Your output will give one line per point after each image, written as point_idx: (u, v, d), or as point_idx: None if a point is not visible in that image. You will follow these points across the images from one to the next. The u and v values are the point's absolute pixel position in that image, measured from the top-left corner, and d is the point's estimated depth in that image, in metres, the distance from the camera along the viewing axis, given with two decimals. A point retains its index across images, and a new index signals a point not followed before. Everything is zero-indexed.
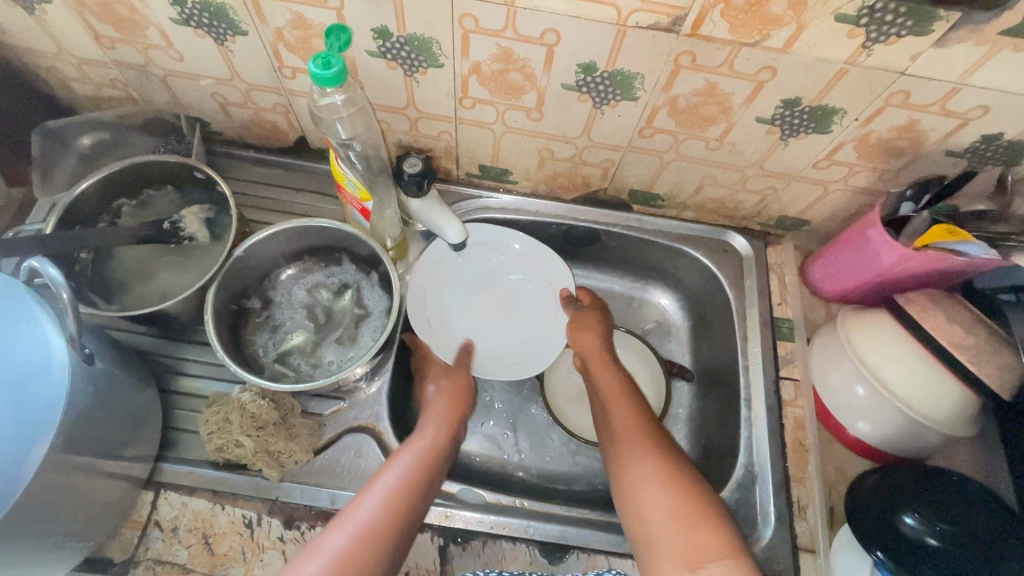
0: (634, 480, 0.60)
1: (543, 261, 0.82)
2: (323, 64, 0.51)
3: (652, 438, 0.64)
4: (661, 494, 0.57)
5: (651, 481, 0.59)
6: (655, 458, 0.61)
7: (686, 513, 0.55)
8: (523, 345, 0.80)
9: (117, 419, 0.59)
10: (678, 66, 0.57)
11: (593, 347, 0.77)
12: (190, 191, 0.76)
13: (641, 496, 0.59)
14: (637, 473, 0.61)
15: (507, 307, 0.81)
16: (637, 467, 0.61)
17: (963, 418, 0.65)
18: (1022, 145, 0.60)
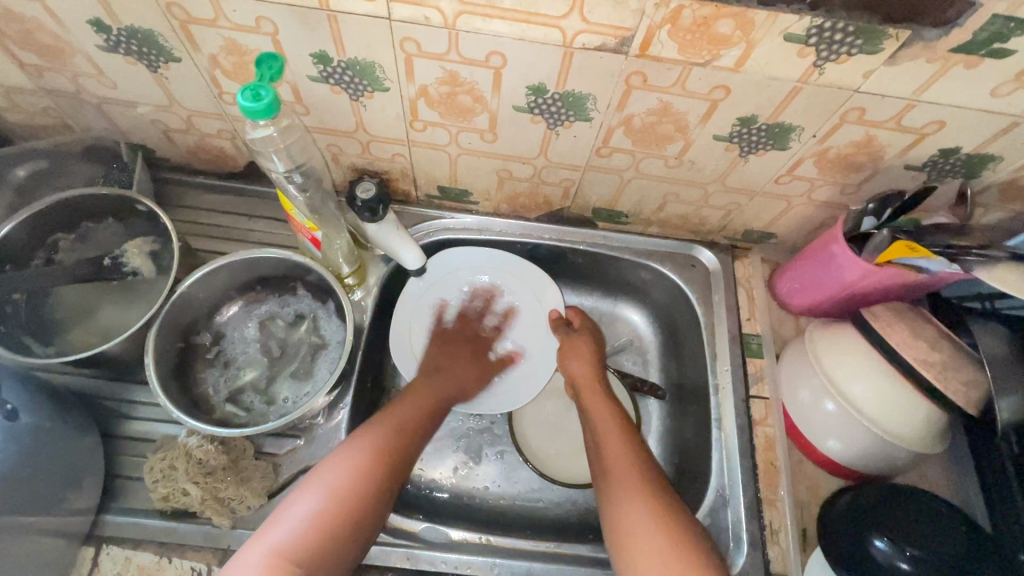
0: (624, 524, 0.57)
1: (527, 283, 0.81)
2: (252, 96, 0.48)
3: (647, 482, 0.60)
4: (656, 550, 0.54)
5: (646, 533, 0.56)
6: (649, 506, 0.58)
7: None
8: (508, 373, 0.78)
9: (49, 475, 0.55)
10: (629, 87, 0.55)
11: (588, 374, 0.74)
12: (133, 223, 0.72)
13: (633, 548, 0.55)
14: (628, 516, 0.57)
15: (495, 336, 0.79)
16: (629, 512, 0.58)
17: (932, 434, 0.64)
18: (979, 159, 0.59)
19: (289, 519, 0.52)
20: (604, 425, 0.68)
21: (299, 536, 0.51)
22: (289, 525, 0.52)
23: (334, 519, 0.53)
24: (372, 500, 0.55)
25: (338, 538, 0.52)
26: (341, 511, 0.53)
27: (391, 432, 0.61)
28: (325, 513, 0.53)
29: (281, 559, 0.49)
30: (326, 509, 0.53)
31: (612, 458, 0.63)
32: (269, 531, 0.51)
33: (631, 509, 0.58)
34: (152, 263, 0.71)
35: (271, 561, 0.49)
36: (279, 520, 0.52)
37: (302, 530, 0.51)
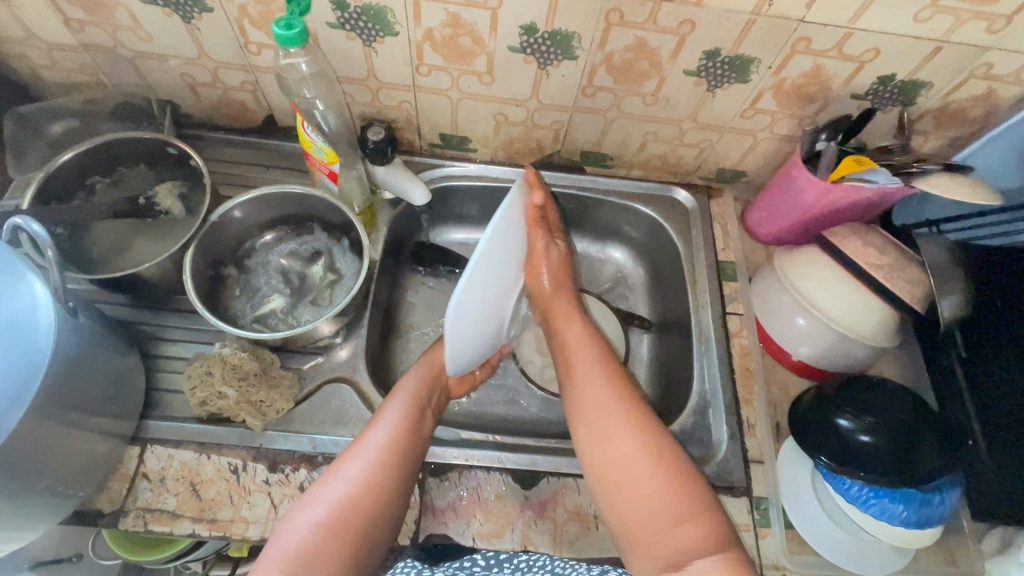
0: (612, 458, 0.59)
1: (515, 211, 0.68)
2: (285, 26, 0.56)
3: (637, 414, 0.62)
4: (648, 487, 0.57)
5: (633, 468, 0.58)
6: (636, 441, 0.59)
7: (676, 514, 0.55)
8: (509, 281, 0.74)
9: (104, 375, 0.61)
10: (609, 23, 0.64)
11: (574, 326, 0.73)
12: (164, 168, 0.79)
13: (620, 481, 0.58)
14: (618, 451, 0.59)
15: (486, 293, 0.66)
16: (614, 447, 0.60)
17: (885, 331, 0.73)
18: (913, 85, 0.69)
19: (339, 481, 0.59)
20: (579, 357, 0.69)
21: (350, 496, 0.57)
22: (342, 485, 0.58)
23: (381, 485, 0.59)
24: (412, 470, 0.62)
25: (385, 502, 0.58)
26: (388, 481, 0.59)
27: (406, 420, 0.64)
28: (374, 478, 0.59)
29: (335, 522, 0.56)
30: (373, 473, 0.59)
31: (585, 390, 0.65)
32: (320, 492, 0.57)
33: (615, 445, 0.60)
34: (182, 205, 0.77)
35: (328, 519, 0.56)
36: (329, 482, 0.58)
37: (354, 493, 0.58)
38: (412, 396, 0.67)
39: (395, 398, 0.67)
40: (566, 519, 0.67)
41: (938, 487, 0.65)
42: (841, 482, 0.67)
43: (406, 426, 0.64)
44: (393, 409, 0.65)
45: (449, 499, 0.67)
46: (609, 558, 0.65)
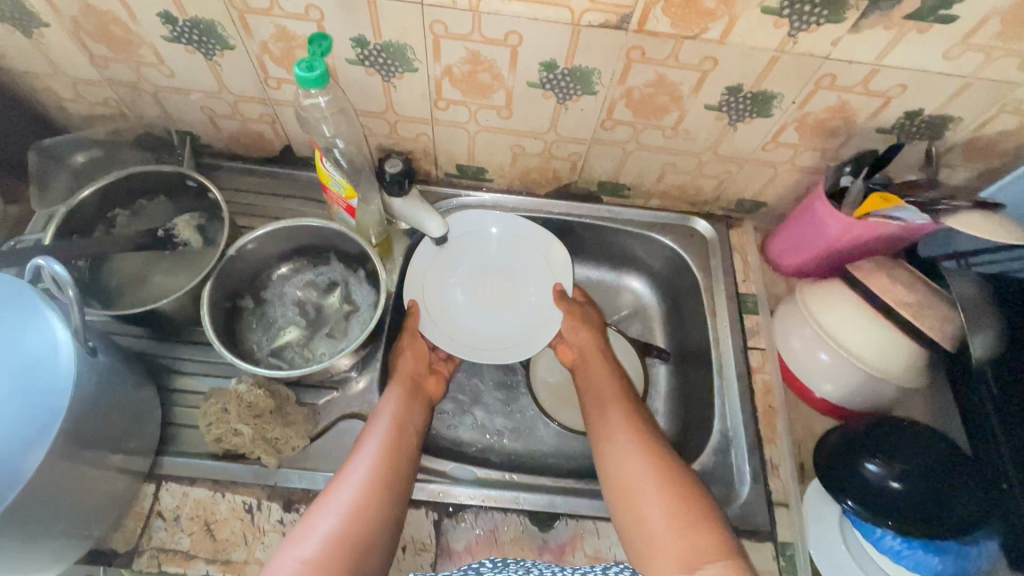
0: (626, 479, 0.63)
1: (541, 250, 0.86)
2: (307, 67, 0.56)
3: (647, 439, 0.66)
4: (657, 497, 0.60)
5: (645, 487, 0.61)
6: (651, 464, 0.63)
7: (681, 510, 0.58)
8: (498, 345, 0.82)
9: (121, 413, 0.61)
10: (630, 60, 0.63)
11: (592, 342, 0.80)
12: (183, 200, 0.79)
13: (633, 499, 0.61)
14: (631, 470, 0.63)
15: (493, 297, 0.85)
16: (631, 467, 0.64)
17: (913, 370, 0.71)
18: (940, 120, 0.67)
19: (328, 514, 0.58)
20: (603, 396, 0.74)
21: (341, 529, 0.57)
22: (331, 518, 0.58)
23: (368, 511, 0.59)
24: (399, 496, 0.62)
25: (376, 529, 0.58)
26: (375, 505, 0.59)
27: (389, 448, 0.65)
28: (360, 508, 0.59)
29: (325, 558, 0.54)
30: (360, 501, 0.59)
31: (610, 423, 0.70)
32: (310, 528, 0.56)
33: (631, 467, 0.64)
34: (200, 236, 0.77)
35: (323, 551, 0.54)
36: (317, 517, 0.58)
37: (343, 522, 0.57)
38: (391, 423, 0.68)
39: (374, 425, 0.68)
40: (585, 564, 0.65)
41: (974, 539, 0.62)
42: (872, 531, 0.65)
43: (390, 453, 0.65)
44: (374, 438, 0.66)
45: (466, 542, 0.65)
46: None
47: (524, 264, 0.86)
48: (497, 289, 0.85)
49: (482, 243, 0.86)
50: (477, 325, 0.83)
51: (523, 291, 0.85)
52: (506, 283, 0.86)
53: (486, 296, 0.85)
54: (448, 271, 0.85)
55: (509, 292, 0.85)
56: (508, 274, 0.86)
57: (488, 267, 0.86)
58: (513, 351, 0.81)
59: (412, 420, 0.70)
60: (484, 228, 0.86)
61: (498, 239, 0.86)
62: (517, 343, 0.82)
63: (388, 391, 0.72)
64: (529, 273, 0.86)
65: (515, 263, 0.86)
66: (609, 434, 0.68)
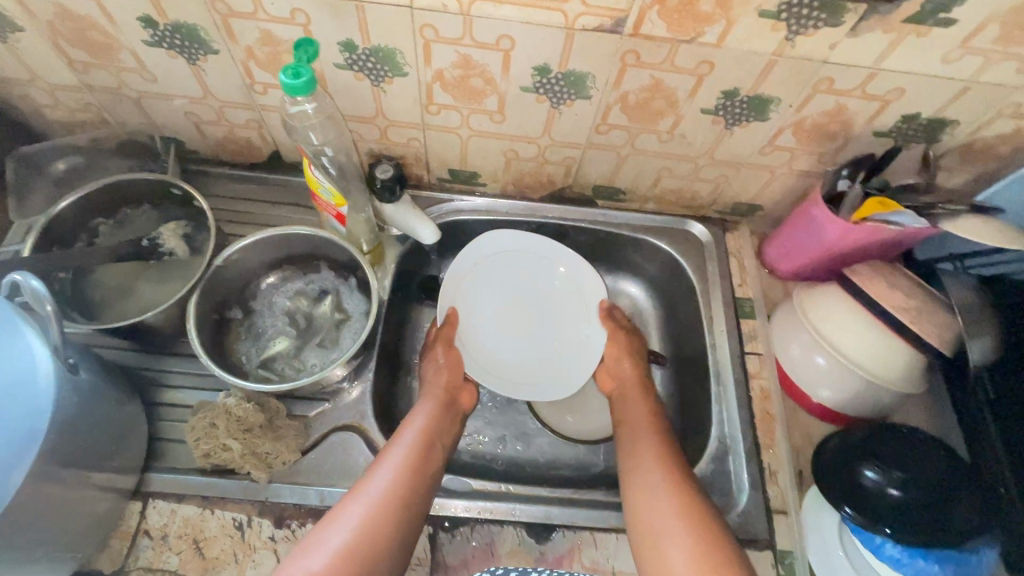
0: (651, 506, 0.61)
1: (581, 288, 0.86)
2: (293, 74, 0.54)
3: (672, 468, 0.65)
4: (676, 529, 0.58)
5: (663, 516, 0.60)
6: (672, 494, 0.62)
7: (702, 554, 0.56)
8: (535, 380, 0.81)
9: (104, 430, 0.59)
10: (625, 64, 0.62)
11: (632, 373, 0.79)
12: (168, 208, 0.77)
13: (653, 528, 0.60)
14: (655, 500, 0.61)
15: (530, 331, 0.84)
16: (649, 496, 0.62)
17: (912, 376, 0.70)
18: (938, 124, 0.66)
19: (339, 528, 0.56)
20: (634, 422, 0.72)
21: (350, 545, 0.55)
22: (342, 533, 0.56)
23: (379, 532, 0.56)
24: (413, 518, 0.59)
25: (384, 551, 0.56)
26: (387, 525, 0.57)
27: (410, 463, 0.63)
28: (372, 525, 0.56)
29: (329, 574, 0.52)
30: (372, 519, 0.57)
31: (639, 448, 0.68)
32: (320, 542, 0.55)
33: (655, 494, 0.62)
34: (186, 245, 0.75)
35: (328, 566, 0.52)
36: (329, 530, 0.56)
37: (355, 536, 0.55)
38: (416, 440, 0.66)
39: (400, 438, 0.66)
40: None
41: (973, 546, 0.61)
42: (871, 539, 0.64)
43: (411, 470, 0.62)
44: (397, 454, 0.64)
45: (462, 556, 0.64)
46: None
47: (562, 303, 0.86)
48: (528, 320, 0.85)
49: (524, 271, 0.86)
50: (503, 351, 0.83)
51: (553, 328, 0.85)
52: (544, 320, 0.85)
53: (523, 330, 0.85)
54: (484, 301, 0.85)
55: (547, 329, 0.85)
56: (547, 312, 0.86)
57: (527, 301, 0.86)
58: (534, 386, 0.80)
59: (439, 441, 0.68)
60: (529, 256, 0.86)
61: (535, 271, 0.87)
62: (537, 380, 0.81)
63: (419, 407, 0.71)
64: (567, 312, 0.86)
65: (553, 303, 0.86)
66: (637, 460, 0.67)
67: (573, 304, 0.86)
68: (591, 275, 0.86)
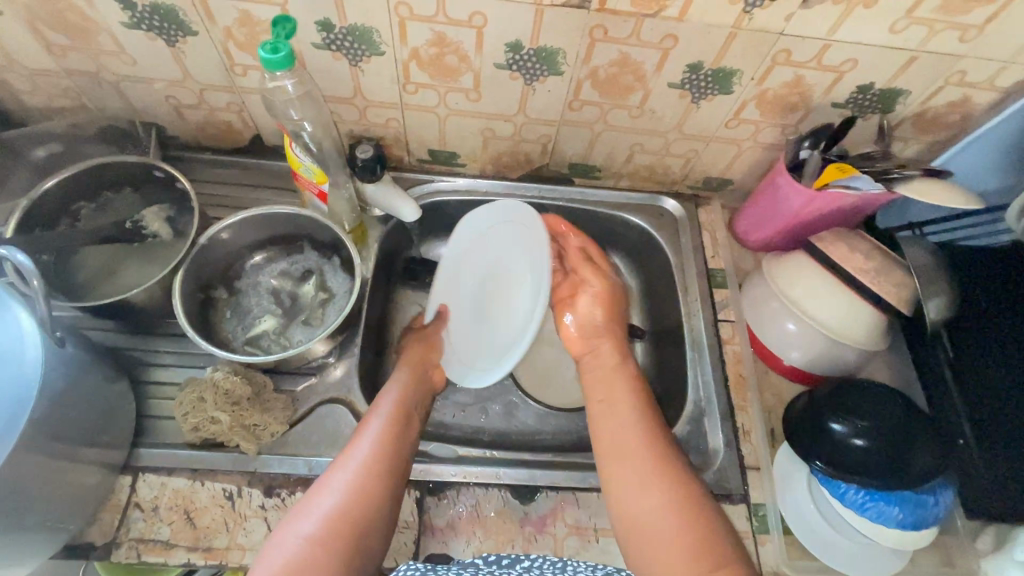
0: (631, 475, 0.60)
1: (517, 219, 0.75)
2: (272, 50, 0.56)
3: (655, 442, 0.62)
4: (665, 511, 0.56)
5: (648, 489, 0.58)
6: (657, 469, 0.60)
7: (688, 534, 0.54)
8: (514, 342, 0.69)
9: (94, 404, 0.60)
10: (593, 39, 0.65)
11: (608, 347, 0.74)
12: (151, 192, 0.78)
13: (646, 530, 0.56)
14: (634, 471, 0.60)
15: (497, 299, 0.76)
16: (633, 466, 0.60)
17: (874, 334, 0.74)
18: (891, 94, 0.70)
19: (330, 493, 0.57)
20: (617, 407, 0.66)
21: (342, 508, 0.56)
22: (332, 497, 0.57)
23: (370, 492, 0.57)
24: (399, 481, 0.60)
25: (377, 512, 0.57)
26: (376, 487, 0.58)
27: (391, 432, 0.64)
28: (362, 488, 0.57)
29: (324, 537, 0.53)
30: (362, 482, 0.58)
31: (616, 415, 0.66)
32: (312, 506, 0.56)
33: (641, 487, 0.59)
34: (169, 228, 0.76)
35: (323, 530, 0.54)
36: (319, 495, 0.57)
37: (344, 502, 0.56)
38: (393, 409, 0.67)
39: (379, 408, 0.67)
40: (566, 533, 0.67)
41: (931, 488, 0.66)
42: (837, 487, 0.68)
43: (393, 436, 0.63)
44: (376, 424, 0.64)
45: (449, 518, 0.66)
46: None
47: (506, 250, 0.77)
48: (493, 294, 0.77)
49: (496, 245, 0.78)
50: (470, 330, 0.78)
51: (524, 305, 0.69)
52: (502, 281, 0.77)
53: (495, 304, 0.76)
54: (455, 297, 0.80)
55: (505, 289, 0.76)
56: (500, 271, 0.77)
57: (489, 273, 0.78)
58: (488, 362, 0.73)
59: (415, 409, 0.69)
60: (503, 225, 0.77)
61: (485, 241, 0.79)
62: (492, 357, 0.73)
63: (391, 381, 0.72)
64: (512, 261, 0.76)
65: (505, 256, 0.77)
66: (613, 426, 0.65)
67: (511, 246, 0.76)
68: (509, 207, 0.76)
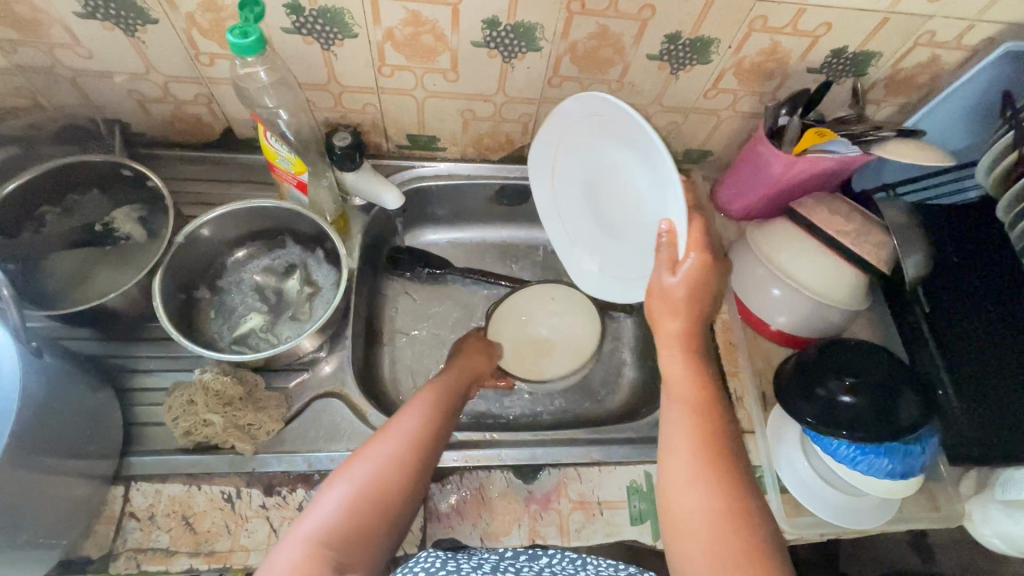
0: (679, 481, 0.51)
1: (604, 112, 0.64)
2: (240, 34, 0.54)
3: (717, 449, 0.52)
4: (715, 527, 0.48)
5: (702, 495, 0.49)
6: (712, 477, 0.50)
7: (735, 557, 0.47)
8: (601, 251, 0.78)
9: (77, 415, 0.58)
10: (571, 12, 0.64)
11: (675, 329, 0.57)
12: (119, 192, 0.75)
13: (685, 538, 0.49)
14: (683, 476, 0.51)
15: (600, 208, 0.75)
16: (684, 467, 0.51)
17: (856, 294, 0.76)
18: (864, 56, 0.71)
19: (369, 459, 0.54)
20: (675, 395, 0.55)
21: (380, 480, 0.53)
22: (372, 464, 0.54)
23: (407, 469, 0.54)
24: (434, 465, 0.57)
25: (410, 491, 0.54)
26: (415, 464, 0.55)
27: (438, 414, 0.60)
28: (402, 462, 0.55)
29: (354, 506, 0.51)
30: (403, 456, 0.55)
31: (680, 407, 0.54)
32: (349, 471, 0.53)
33: (692, 495, 0.50)
34: (142, 229, 0.74)
35: (355, 500, 0.51)
36: (360, 459, 0.54)
37: (382, 473, 0.53)
38: (440, 393, 0.64)
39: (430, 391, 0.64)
40: (571, 509, 0.67)
41: (919, 438, 0.67)
42: (829, 444, 0.69)
43: (439, 418, 0.60)
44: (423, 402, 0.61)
45: (453, 503, 0.66)
46: (616, 542, 0.66)
47: (596, 143, 0.69)
48: (603, 203, 0.74)
49: (648, 205, 0.65)
50: (585, 250, 0.80)
51: (640, 261, 0.71)
52: (606, 187, 0.72)
53: (602, 212, 0.75)
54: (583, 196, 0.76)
55: (612, 197, 0.72)
56: (608, 175, 0.71)
57: (598, 176, 0.72)
58: (584, 272, 0.82)
59: (459, 394, 0.66)
60: (662, 193, 0.61)
61: (596, 131, 0.68)
62: (585, 270, 0.82)
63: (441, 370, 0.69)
64: (618, 167, 0.68)
65: (601, 152, 0.69)
66: (674, 420, 0.54)
67: (601, 139, 0.68)
68: (600, 102, 0.63)
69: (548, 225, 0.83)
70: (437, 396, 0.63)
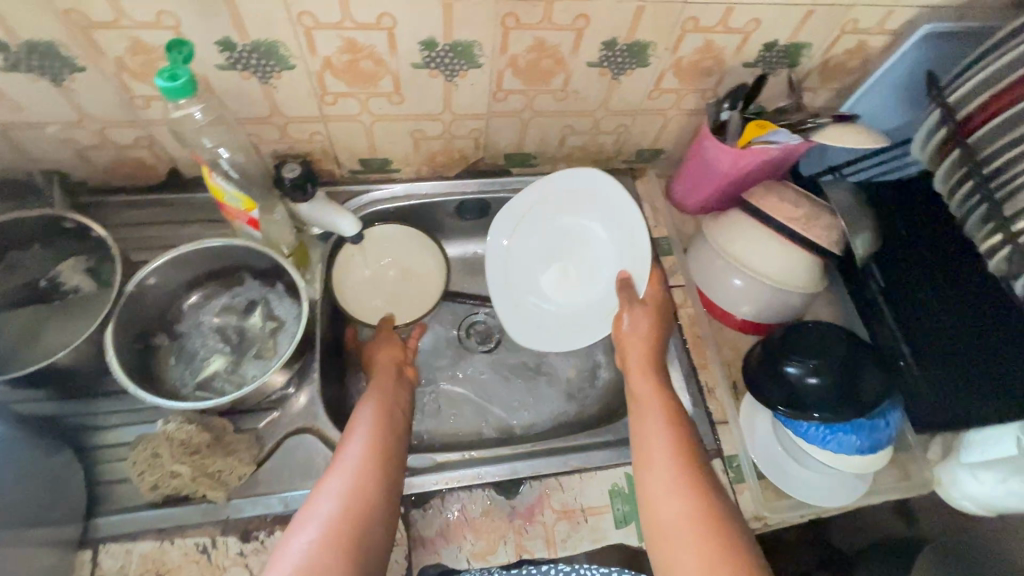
0: (656, 484, 0.56)
1: (591, 186, 0.81)
2: (170, 77, 0.53)
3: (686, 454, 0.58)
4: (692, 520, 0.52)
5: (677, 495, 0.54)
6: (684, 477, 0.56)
7: (716, 547, 0.50)
8: (546, 306, 0.84)
9: (33, 483, 0.55)
10: (506, 28, 0.65)
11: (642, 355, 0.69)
12: (63, 245, 0.72)
13: (668, 539, 0.52)
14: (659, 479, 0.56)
15: (554, 264, 0.85)
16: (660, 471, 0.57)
17: (813, 277, 0.77)
18: (795, 48, 0.74)
19: (326, 496, 0.55)
20: (646, 411, 0.63)
21: (344, 510, 0.53)
22: (331, 500, 0.54)
23: (366, 491, 0.56)
24: (392, 481, 0.59)
25: (374, 512, 0.55)
26: (373, 485, 0.56)
27: (380, 434, 0.62)
28: (359, 489, 0.56)
29: (328, 540, 0.51)
30: (359, 482, 0.56)
31: (651, 420, 0.62)
32: (308, 513, 0.53)
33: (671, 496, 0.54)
34: (92, 280, 0.71)
35: (323, 538, 0.51)
36: (317, 501, 0.55)
37: (343, 505, 0.54)
38: (375, 410, 0.65)
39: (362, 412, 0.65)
40: (555, 519, 0.67)
41: (882, 412, 0.69)
42: (799, 427, 0.71)
43: (381, 436, 0.62)
44: (362, 424, 0.63)
45: (437, 527, 0.66)
46: (603, 548, 0.66)
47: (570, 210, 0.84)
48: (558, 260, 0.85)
49: (610, 264, 0.81)
50: (524, 302, 0.84)
51: (591, 312, 0.81)
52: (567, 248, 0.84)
53: (556, 269, 0.85)
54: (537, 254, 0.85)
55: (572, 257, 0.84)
56: (572, 238, 0.84)
57: (560, 237, 0.85)
58: (516, 321, 0.82)
59: (398, 404, 0.68)
60: (633, 251, 0.77)
61: (574, 200, 0.83)
62: (517, 321, 0.83)
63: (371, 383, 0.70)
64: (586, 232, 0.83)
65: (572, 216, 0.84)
66: (645, 432, 0.61)
67: (577, 207, 0.83)
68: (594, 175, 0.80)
69: (491, 266, 0.83)
70: (372, 414, 0.64)
